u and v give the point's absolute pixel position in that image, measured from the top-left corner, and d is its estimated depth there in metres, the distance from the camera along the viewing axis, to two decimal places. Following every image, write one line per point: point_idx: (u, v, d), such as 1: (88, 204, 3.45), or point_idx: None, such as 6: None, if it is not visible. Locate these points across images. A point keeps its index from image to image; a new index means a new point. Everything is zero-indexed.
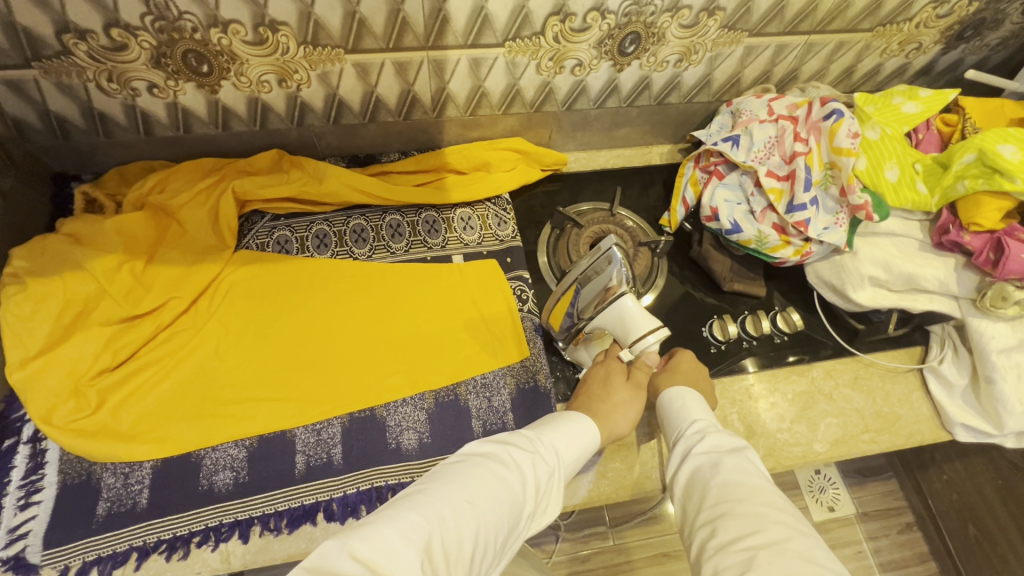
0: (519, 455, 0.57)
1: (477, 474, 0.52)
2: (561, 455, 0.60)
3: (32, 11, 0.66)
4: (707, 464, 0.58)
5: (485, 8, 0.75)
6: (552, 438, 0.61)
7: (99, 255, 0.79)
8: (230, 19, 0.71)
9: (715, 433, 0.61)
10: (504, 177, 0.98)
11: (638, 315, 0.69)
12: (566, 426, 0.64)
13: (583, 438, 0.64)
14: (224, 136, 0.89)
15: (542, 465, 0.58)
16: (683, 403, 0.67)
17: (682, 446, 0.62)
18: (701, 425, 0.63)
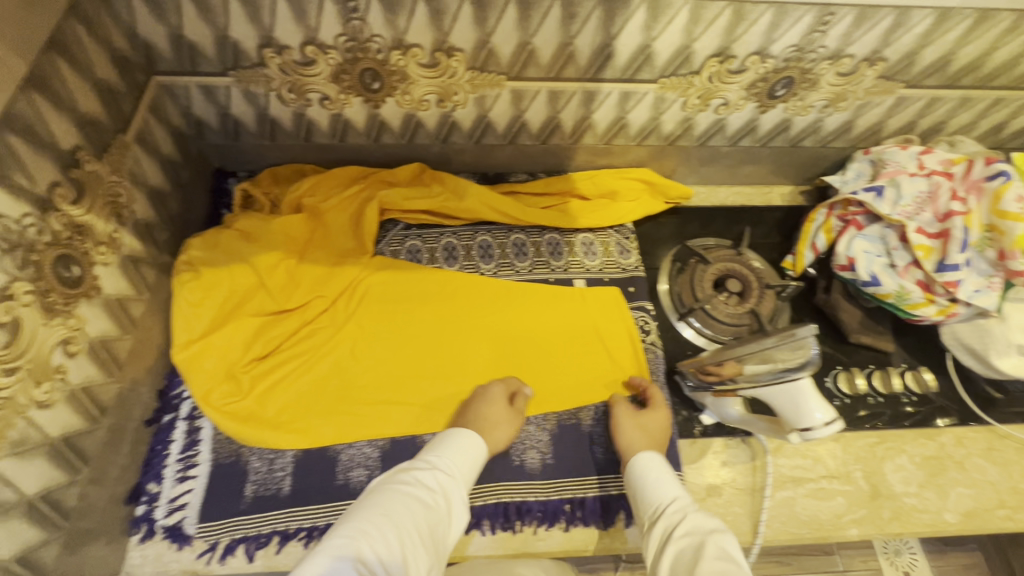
0: (430, 476, 0.63)
1: (401, 493, 0.59)
2: (456, 468, 0.66)
3: (245, 26, 0.71)
4: (688, 547, 0.57)
5: (651, 46, 0.77)
6: (449, 453, 0.67)
7: (263, 251, 0.85)
8: (412, 43, 0.75)
9: (695, 513, 0.61)
10: (629, 206, 1.00)
11: (811, 408, 0.64)
12: (459, 438, 0.70)
13: (470, 450, 0.69)
14: (373, 147, 0.94)
15: (451, 483, 0.64)
16: (660, 479, 0.68)
17: (660, 529, 0.61)
18: (679, 504, 0.63)
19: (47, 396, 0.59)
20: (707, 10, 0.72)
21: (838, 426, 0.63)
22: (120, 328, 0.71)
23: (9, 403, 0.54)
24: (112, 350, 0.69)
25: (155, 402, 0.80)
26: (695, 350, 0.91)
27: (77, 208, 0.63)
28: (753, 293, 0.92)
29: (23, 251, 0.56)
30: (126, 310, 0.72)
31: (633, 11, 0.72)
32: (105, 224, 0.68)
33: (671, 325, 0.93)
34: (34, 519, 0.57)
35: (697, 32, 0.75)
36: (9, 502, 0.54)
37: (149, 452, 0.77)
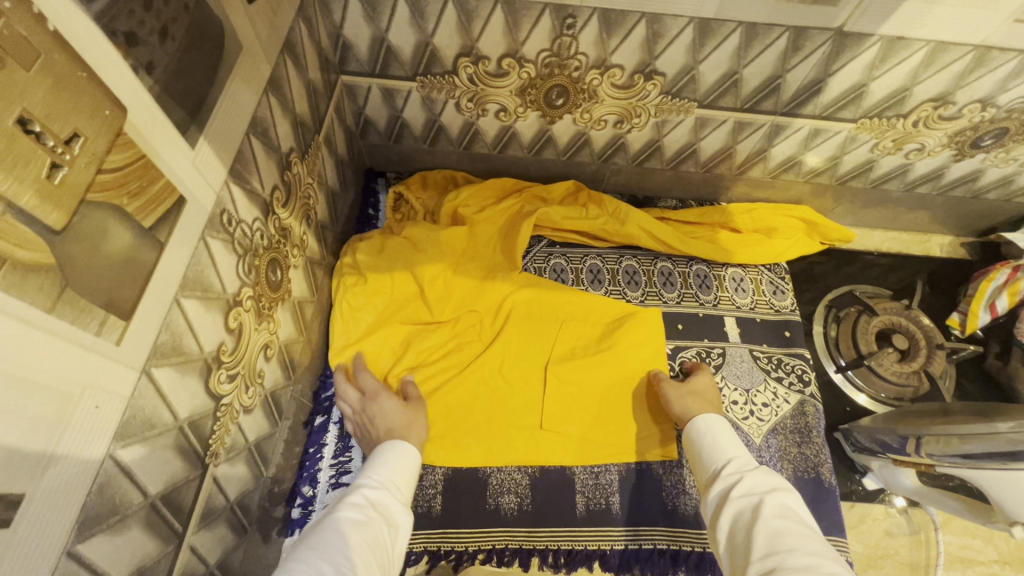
0: (371, 492, 0.55)
1: (350, 518, 0.50)
2: (394, 483, 0.58)
3: (452, 34, 0.69)
4: (748, 509, 0.52)
5: (867, 85, 0.72)
6: (382, 469, 0.59)
7: (426, 261, 0.83)
8: (615, 64, 0.71)
9: (754, 471, 0.56)
10: (786, 244, 0.95)
11: None
12: (388, 453, 0.62)
13: (405, 465, 0.62)
14: (530, 160, 0.92)
15: (395, 499, 0.56)
16: (723, 437, 0.64)
17: (716, 489, 0.57)
18: (736, 465, 0.58)
19: (250, 400, 0.58)
20: (947, 54, 0.66)
21: None
22: (297, 331, 0.70)
23: (229, 410, 0.53)
24: (291, 353, 0.69)
25: (308, 402, 0.80)
26: (852, 407, 0.86)
27: (285, 211, 0.62)
28: (921, 353, 0.86)
29: (250, 256, 0.55)
30: (303, 312, 0.71)
31: (864, 49, 0.67)
32: (298, 227, 0.67)
33: (829, 377, 0.88)
34: (230, 523, 0.57)
35: (924, 75, 0.69)
36: (218, 508, 0.54)
37: (302, 454, 0.76)
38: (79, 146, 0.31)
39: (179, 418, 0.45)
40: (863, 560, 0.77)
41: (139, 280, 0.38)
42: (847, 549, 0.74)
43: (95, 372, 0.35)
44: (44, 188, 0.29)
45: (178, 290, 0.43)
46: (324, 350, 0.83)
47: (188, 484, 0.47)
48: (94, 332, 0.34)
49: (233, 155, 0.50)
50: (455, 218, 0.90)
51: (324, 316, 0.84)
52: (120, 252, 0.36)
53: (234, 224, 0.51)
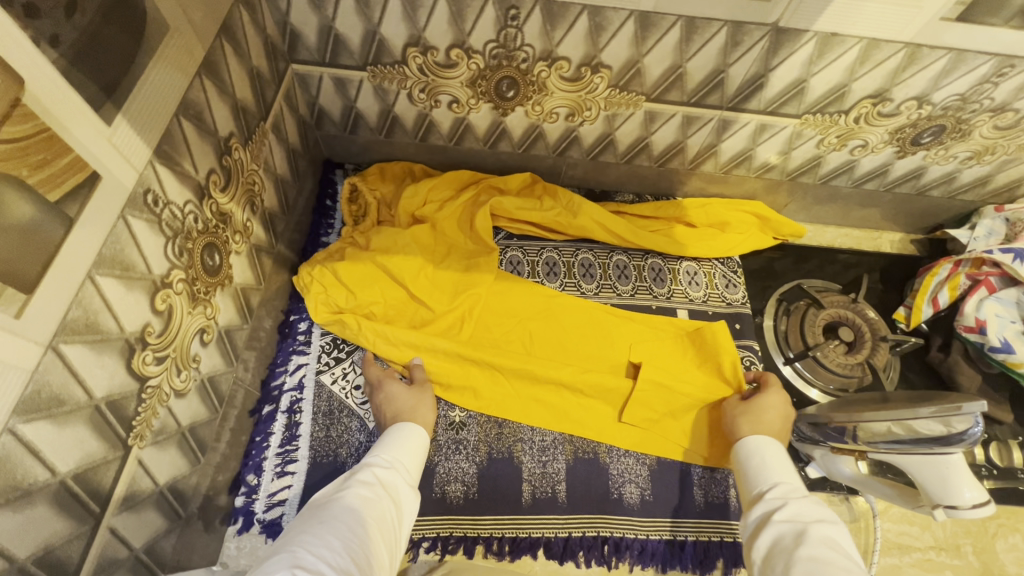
0: (379, 470, 0.60)
1: (358, 495, 0.54)
2: (400, 462, 0.63)
3: (398, 24, 0.69)
4: (790, 533, 0.53)
5: (807, 81, 0.73)
6: (391, 448, 0.64)
7: (405, 257, 0.84)
8: (561, 56, 0.72)
9: (802, 501, 0.58)
10: (738, 238, 0.96)
11: (959, 486, 0.60)
12: (396, 435, 0.67)
13: (412, 446, 0.66)
14: (486, 153, 0.92)
15: (402, 477, 0.61)
16: (774, 463, 0.65)
17: (760, 512, 0.59)
18: (783, 490, 0.60)
19: (183, 384, 0.58)
20: (880, 51, 0.68)
21: (992, 508, 0.60)
22: (241, 318, 0.70)
23: (157, 392, 0.53)
24: (233, 340, 0.68)
25: (257, 391, 0.79)
26: (799, 398, 0.87)
27: (224, 196, 0.62)
28: (866, 345, 0.88)
29: (182, 238, 0.55)
30: (247, 299, 0.71)
31: (800, 45, 0.68)
32: (241, 213, 0.67)
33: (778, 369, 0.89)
34: (160, 508, 0.56)
35: (860, 71, 0.71)
36: (146, 491, 0.53)
37: (248, 443, 0.76)
38: None
39: (94, 396, 0.44)
40: None
41: (41, 253, 0.38)
42: None
43: None
44: None
45: (92, 267, 0.43)
46: (275, 340, 0.83)
47: (107, 465, 0.47)
48: None
49: (160, 136, 0.50)
50: (413, 211, 0.90)
51: (275, 305, 0.83)
52: (18, 224, 0.36)
53: (161, 206, 0.51)
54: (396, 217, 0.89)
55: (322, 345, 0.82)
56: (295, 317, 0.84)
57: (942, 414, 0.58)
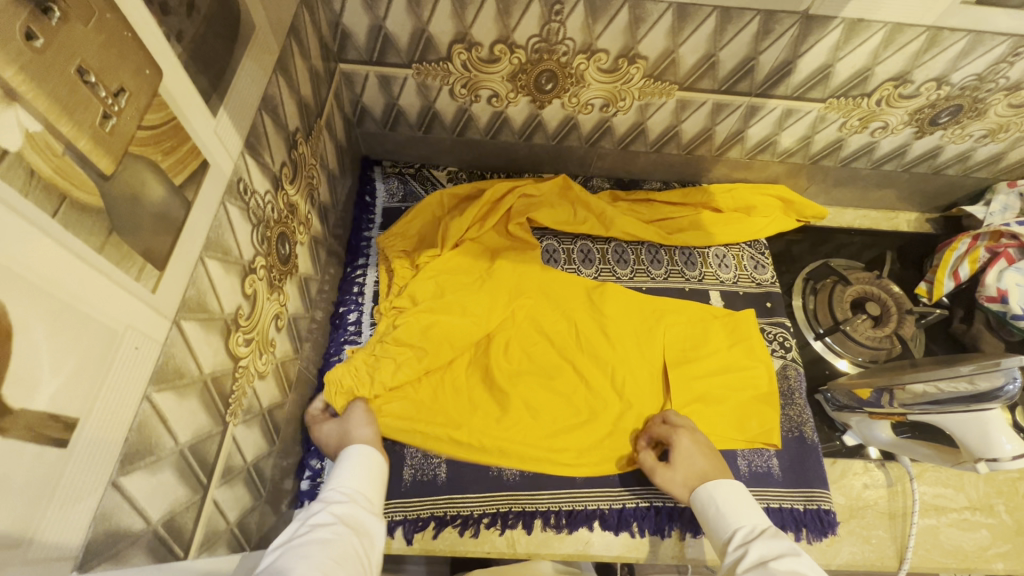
0: (335, 504, 0.57)
1: (319, 526, 0.52)
2: (359, 490, 0.62)
3: (447, 22, 0.73)
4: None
5: (833, 66, 0.77)
6: (348, 477, 0.63)
7: (453, 275, 0.87)
8: (600, 48, 0.76)
9: (760, 542, 0.57)
10: (764, 222, 1.00)
11: (1005, 437, 0.64)
12: (353, 461, 0.65)
13: (371, 469, 0.65)
14: (521, 146, 0.96)
15: (361, 505, 0.59)
16: (735, 502, 0.64)
17: (729, 563, 0.58)
18: (743, 536, 0.60)
19: (264, 366, 0.61)
20: (903, 35, 0.72)
21: None
22: (303, 307, 0.73)
23: (246, 372, 0.56)
24: (297, 327, 0.71)
25: (313, 380, 0.82)
26: (831, 370, 0.91)
27: (292, 187, 0.65)
28: (893, 318, 0.92)
29: (263, 227, 0.58)
30: (308, 289, 0.74)
31: (828, 31, 0.72)
32: (304, 206, 0.70)
33: (808, 345, 0.93)
34: (247, 485, 0.59)
35: (884, 55, 0.75)
36: (237, 468, 0.56)
37: (309, 430, 0.78)
38: (124, 100, 0.34)
39: (203, 371, 0.47)
40: (845, 509, 0.81)
41: (171, 233, 0.41)
42: (830, 500, 0.79)
43: (134, 315, 0.37)
44: (96, 134, 0.32)
45: (202, 249, 0.45)
46: (328, 330, 0.86)
47: (211, 438, 0.50)
48: (134, 277, 0.37)
49: (248, 128, 0.53)
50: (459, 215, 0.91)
51: (326, 297, 0.87)
52: (155, 203, 0.38)
53: (249, 194, 0.54)
54: (444, 221, 0.91)
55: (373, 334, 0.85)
56: (345, 309, 0.87)
57: (986, 371, 0.62)
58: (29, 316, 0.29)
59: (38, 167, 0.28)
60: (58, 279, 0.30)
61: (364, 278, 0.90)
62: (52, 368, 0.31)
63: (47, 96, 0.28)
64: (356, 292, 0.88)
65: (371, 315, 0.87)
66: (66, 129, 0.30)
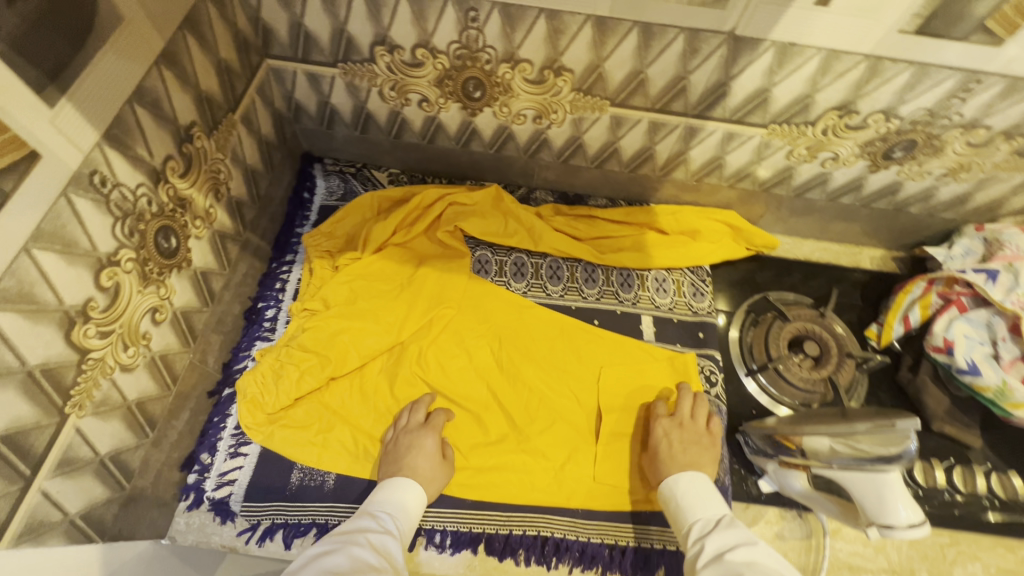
0: (370, 538, 0.58)
1: (357, 558, 0.53)
2: (397, 529, 0.62)
3: (364, 23, 0.72)
4: (713, 570, 0.55)
5: (770, 91, 0.73)
6: (390, 509, 0.64)
7: (370, 283, 0.86)
8: (524, 59, 0.74)
9: (718, 536, 0.59)
10: (709, 248, 0.96)
11: (896, 504, 0.59)
12: (398, 489, 0.67)
13: (410, 508, 0.66)
14: (459, 152, 0.93)
15: (394, 542, 0.59)
16: (694, 494, 0.67)
17: (692, 557, 0.60)
18: (702, 528, 0.62)
19: (131, 359, 0.60)
20: (840, 62, 0.68)
21: (927, 530, 0.58)
22: (200, 300, 0.72)
23: (100, 365, 0.55)
24: (190, 322, 0.71)
25: (218, 373, 0.81)
26: (758, 411, 0.86)
27: (183, 181, 0.65)
28: (832, 361, 0.87)
29: (133, 220, 0.57)
30: (207, 283, 0.73)
31: (759, 54, 0.68)
32: (204, 200, 0.70)
33: (740, 382, 0.88)
34: (101, 476, 0.59)
35: (822, 82, 0.71)
36: (85, 459, 0.56)
37: (206, 423, 0.78)
38: None
39: (28, 362, 0.47)
40: None
41: None
42: None
43: None
44: None
45: (28, 240, 0.45)
46: (242, 325, 0.85)
47: (40, 430, 0.49)
48: None
49: (110, 121, 0.52)
50: (384, 219, 0.90)
51: (244, 291, 0.86)
52: None
53: (109, 186, 0.53)
54: (370, 224, 0.89)
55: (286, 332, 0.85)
56: (263, 304, 0.86)
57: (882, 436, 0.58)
58: None
59: None
60: None
61: (288, 275, 0.89)
62: None
63: None
64: (278, 288, 0.88)
65: (288, 312, 0.86)
66: None
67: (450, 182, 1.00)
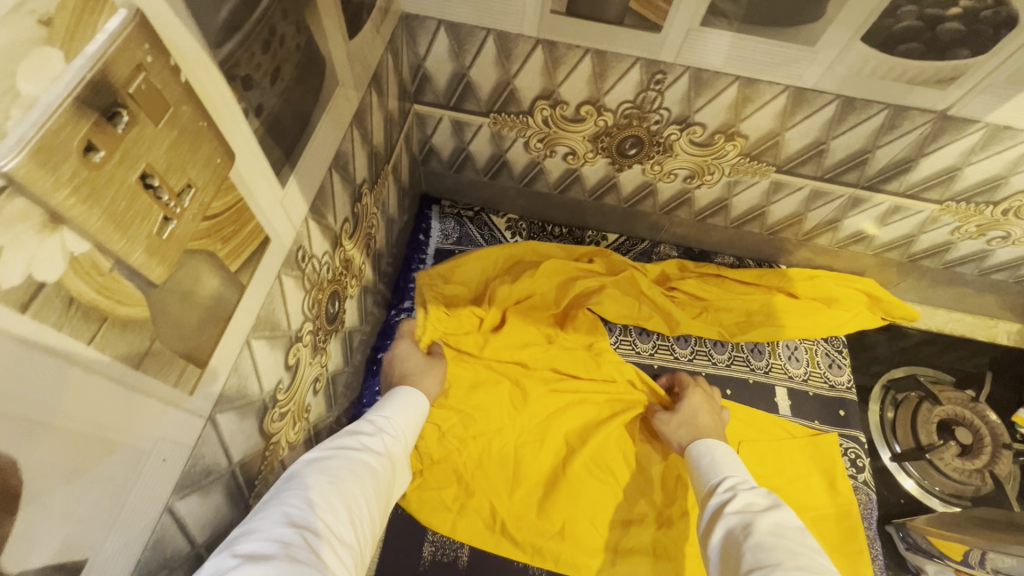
0: (372, 438, 0.50)
1: (359, 460, 0.46)
2: (401, 430, 0.56)
3: (536, 78, 0.68)
4: (739, 526, 0.48)
5: (961, 170, 0.68)
6: (394, 413, 0.57)
7: (508, 340, 0.81)
8: (697, 122, 0.69)
9: (749, 491, 0.52)
10: (846, 317, 0.90)
11: None
12: (402, 398, 0.61)
13: (413, 409, 0.60)
14: (589, 204, 0.89)
15: (396, 445, 0.53)
16: (726, 459, 0.60)
17: (714, 508, 0.52)
18: (733, 483, 0.54)
19: (295, 435, 0.56)
20: None
21: None
22: (343, 360, 0.68)
23: (276, 447, 0.52)
24: (335, 385, 0.67)
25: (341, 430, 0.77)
26: (906, 500, 0.81)
27: (350, 242, 0.61)
28: (985, 451, 0.83)
29: (315, 290, 0.53)
30: (350, 340, 0.69)
31: (965, 135, 0.64)
32: (359, 256, 0.66)
33: (888, 464, 0.83)
34: None
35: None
36: None
37: None
38: (188, 199, 0.29)
39: (233, 461, 0.43)
40: None
41: (217, 323, 0.36)
42: None
43: (167, 425, 0.33)
44: (152, 243, 0.27)
45: (250, 331, 0.41)
46: (363, 378, 0.81)
47: (231, 527, 0.46)
48: (172, 384, 0.32)
49: (315, 191, 0.48)
50: (510, 278, 0.86)
51: (366, 342, 0.82)
52: (208, 297, 0.34)
53: (306, 260, 0.49)
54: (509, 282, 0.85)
55: None
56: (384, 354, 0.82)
57: None
58: (48, 468, 0.24)
59: (80, 293, 0.24)
60: (88, 413, 0.26)
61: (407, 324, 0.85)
62: (63, 515, 0.26)
63: (101, 213, 0.24)
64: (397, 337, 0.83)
65: None
66: (118, 246, 0.25)
67: (570, 231, 0.95)
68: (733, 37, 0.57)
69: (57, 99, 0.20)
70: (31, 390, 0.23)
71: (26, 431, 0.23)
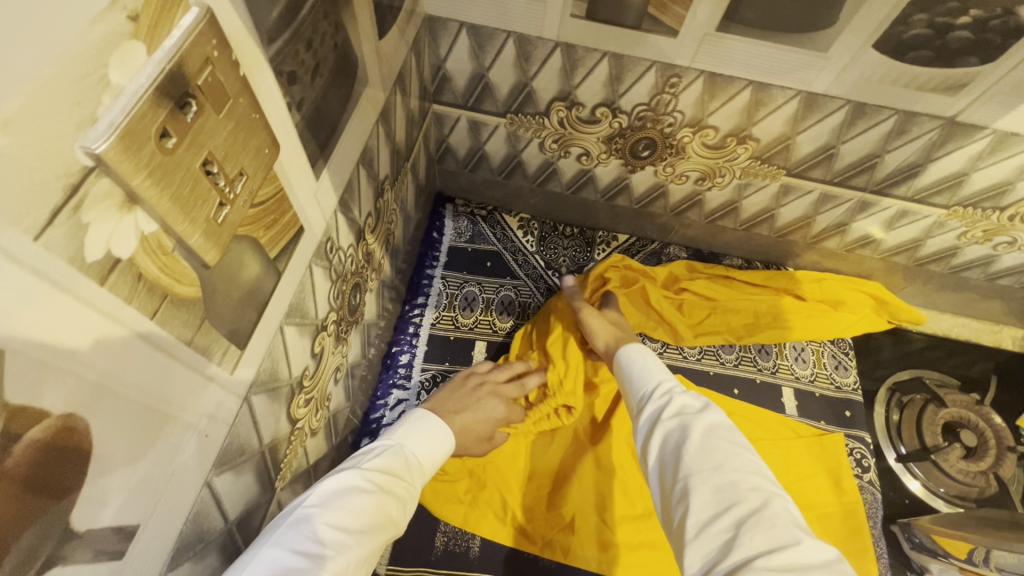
0: (391, 477, 0.48)
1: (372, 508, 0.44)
2: (419, 465, 0.54)
3: (553, 80, 0.70)
4: (676, 429, 0.46)
5: (968, 175, 0.70)
6: (419, 444, 0.55)
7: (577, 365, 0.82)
8: (710, 125, 0.71)
9: (683, 391, 0.51)
10: (853, 320, 0.91)
11: None
12: (432, 427, 0.57)
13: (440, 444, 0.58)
14: (601, 205, 0.91)
15: (412, 485, 0.51)
16: (648, 359, 0.58)
17: (646, 412, 0.51)
18: (665, 383, 0.53)
19: (317, 422, 0.58)
20: None
21: None
22: (361, 352, 0.70)
23: (301, 432, 0.53)
24: (353, 377, 0.69)
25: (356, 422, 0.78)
26: (911, 500, 0.82)
27: (372, 237, 0.63)
28: (990, 453, 0.85)
29: (340, 282, 0.55)
30: (368, 333, 0.71)
31: (972, 140, 0.65)
32: (379, 251, 0.67)
33: (894, 465, 0.84)
34: None
35: None
36: None
37: None
38: (240, 186, 0.31)
39: (263, 442, 0.45)
40: None
41: (256, 307, 0.38)
42: None
43: (211, 401, 0.34)
44: (209, 227, 0.29)
45: (283, 318, 0.43)
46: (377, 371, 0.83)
47: (258, 507, 0.47)
48: (216, 362, 0.34)
49: (344, 184, 0.50)
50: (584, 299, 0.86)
51: (382, 336, 0.83)
52: (250, 281, 0.36)
53: (334, 252, 0.51)
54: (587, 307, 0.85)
55: (422, 380, 0.81)
56: (398, 349, 0.84)
57: None
58: (112, 435, 0.26)
59: (147, 270, 0.26)
60: (150, 385, 0.28)
61: (421, 320, 0.86)
62: (122, 479, 0.28)
63: (170, 196, 0.26)
64: (411, 333, 0.85)
65: (423, 359, 0.83)
66: (181, 229, 0.27)
67: (582, 231, 0.97)
68: (747, 42, 0.59)
69: (141, 88, 0.22)
70: (103, 359, 0.24)
71: (99, 396, 0.25)
